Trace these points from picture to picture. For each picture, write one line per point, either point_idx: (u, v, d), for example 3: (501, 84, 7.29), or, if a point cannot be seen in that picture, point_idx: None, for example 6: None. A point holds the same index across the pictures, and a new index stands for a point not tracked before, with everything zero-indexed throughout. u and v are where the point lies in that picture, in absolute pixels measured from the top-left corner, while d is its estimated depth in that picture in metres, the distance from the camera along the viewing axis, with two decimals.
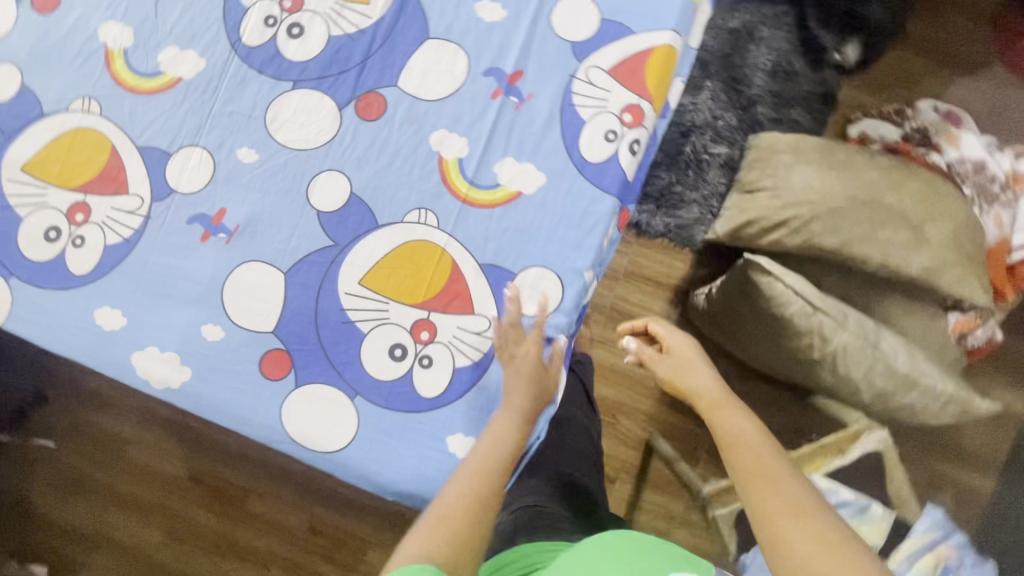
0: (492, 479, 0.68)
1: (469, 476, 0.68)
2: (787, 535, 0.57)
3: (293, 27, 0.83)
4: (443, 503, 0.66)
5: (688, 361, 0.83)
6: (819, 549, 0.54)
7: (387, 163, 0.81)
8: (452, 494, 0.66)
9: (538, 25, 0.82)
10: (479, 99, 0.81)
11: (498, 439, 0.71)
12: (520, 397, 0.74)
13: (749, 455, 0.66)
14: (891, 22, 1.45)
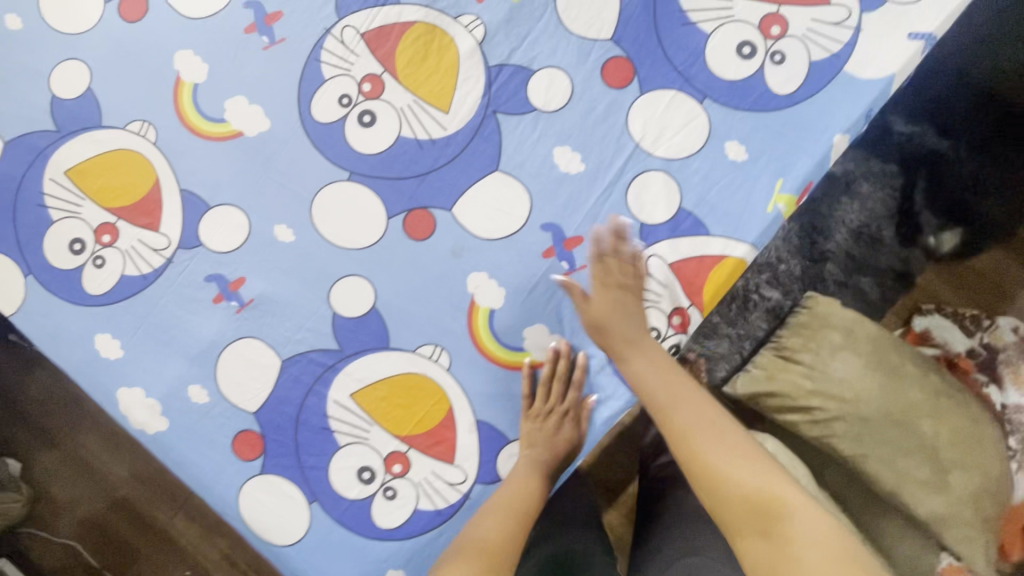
0: (521, 522, 0.66)
1: (500, 515, 0.67)
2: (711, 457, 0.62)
3: (365, 115, 0.79)
4: (474, 539, 0.64)
5: (632, 332, 0.70)
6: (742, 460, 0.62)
7: (415, 286, 0.78)
8: (485, 529, 0.65)
9: (612, 194, 0.77)
10: (529, 252, 0.77)
11: (526, 475, 0.72)
12: (545, 450, 0.74)
13: (659, 381, 0.68)
14: (1000, 224, 1.32)
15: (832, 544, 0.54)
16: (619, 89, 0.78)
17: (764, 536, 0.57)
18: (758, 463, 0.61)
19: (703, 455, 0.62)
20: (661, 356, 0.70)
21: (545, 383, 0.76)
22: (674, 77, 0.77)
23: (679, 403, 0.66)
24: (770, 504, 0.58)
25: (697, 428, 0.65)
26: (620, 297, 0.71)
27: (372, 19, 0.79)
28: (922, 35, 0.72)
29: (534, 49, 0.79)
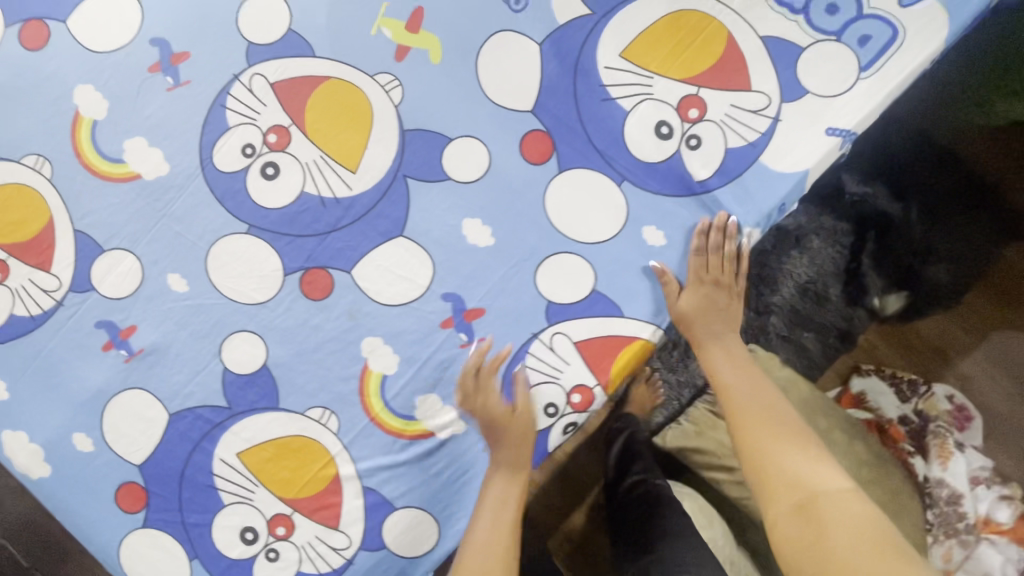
0: (500, 542, 0.68)
1: (485, 517, 0.69)
2: (759, 441, 0.66)
3: (268, 167, 0.76)
4: (471, 542, 0.68)
5: (717, 328, 0.73)
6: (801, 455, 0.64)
7: (309, 348, 0.76)
8: (477, 531, 0.69)
9: (517, 268, 0.75)
10: (428, 322, 0.75)
11: (495, 507, 0.70)
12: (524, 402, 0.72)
13: (712, 352, 0.73)
14: (947, 290, 1.31)
15: (865, 534, 0.56)
16: (538, 165, 0.75)
17: (799, 516, 0.59)
18: (814, 458, 0.64)
19: (751, 440, 0.67)
20: (749, 368, 0.73)
21: (474, 386, 0.73)
22: (590, 153, 0.74)
23: (743, 388, 0.71)
24: (808, 493, 0.61)
25: (757, 415, 0.69)
26: (713, 293, 0.72)
27: (281, 67, 0.76)
28: (839, 131, 0.70)
29: (449, 112, 0.75)
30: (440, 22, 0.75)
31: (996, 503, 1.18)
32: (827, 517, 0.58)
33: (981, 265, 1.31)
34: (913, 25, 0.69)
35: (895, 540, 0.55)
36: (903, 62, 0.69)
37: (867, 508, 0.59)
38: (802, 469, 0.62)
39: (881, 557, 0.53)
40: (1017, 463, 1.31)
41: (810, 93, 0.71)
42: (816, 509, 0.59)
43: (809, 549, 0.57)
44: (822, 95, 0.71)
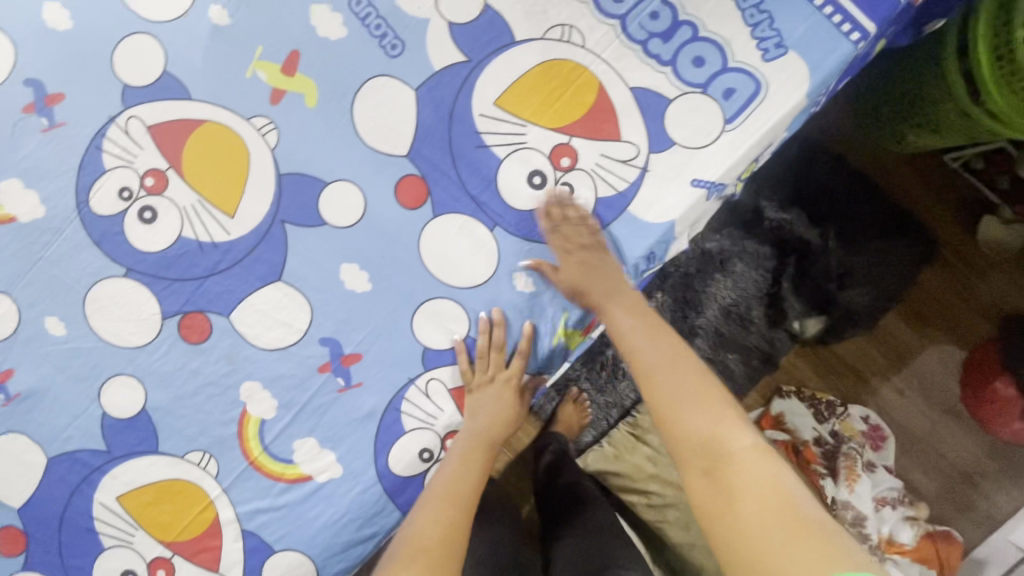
0: (456, 502, 0.64)
1: (432, 504, 0.64)
2: (661, 393, 0.61)
3: (145, 211, 0.76)
4: (413, 538, 0.60)
5: (608, 285, 0.69)
6: (700, 403, 0.59)
7: (188, 392, 0.76)
8: (419, 522, 0.62)
9: (395, 313, 0.76)
10: (307, 366, 0.76)
11: (460, 461, 0.70)
12: (484, 417, 0.73)
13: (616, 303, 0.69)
14: (864, 314, 1.35)
15: (770, 498, 0.51)
16: (412, 209, 0.76)
17: (713, 480, 0.55)
18: (721, 415, 0.58)
19: (659, 400, 0.61)
20: (652, 320, 0.67)
21: (489, 342, 0.75)
22: (466, 201, 0.75)
23: (647, 343, 0.65)
24: (717, 456, 0.56)
25: (662, 370, 0.62)
26: (587, 257, 0.71)
27: (158, 110, 0.75)
28: (703, 182, 0.72)
29: (328, 157, 0.76)
30: (317, 66, 0.75)
31: (900, 523, 1.25)
32: (737, 483, 0.53)
33: (897, 289, 1.35)
34: (774, 79, 0.71)
35: (802, 497, 0.51)
36: (765, 115, 0.71)
37: (776, 466, 0.54)
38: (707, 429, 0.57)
39: (784, 525, 0.49)
40: (930, 480, 1.35)
41: (678, 143, 0.72)
42: (728, 472, 0.54)
43: (721, 519, 0.53)
44: (689, 145, 0.72)
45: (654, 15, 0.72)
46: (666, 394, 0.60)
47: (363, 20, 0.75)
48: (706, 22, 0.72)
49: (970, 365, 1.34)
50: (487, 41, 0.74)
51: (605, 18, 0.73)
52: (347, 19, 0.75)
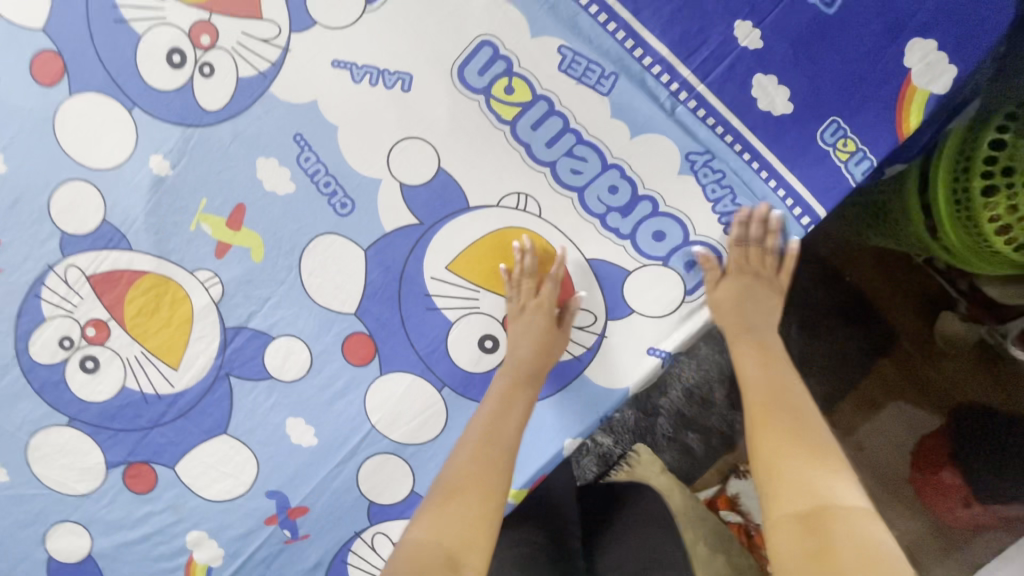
0: (497, 446, 0.64)
1: (467, 450, 0.64)
2: (769, 428, 0.58)
3: (87, 361, 0.75)
4: (450, 479, 0.61)
5: (759, 312, 0.70)
6: (802, 445, 0.56)
7: (134, 539, 0.77)
8: (459, 462, 0.62)
9: (343, 467, 0.76)
10: (253, 518, 0.77)
11: (501, 405, 0.68)
12: (523, 354, 0.70)
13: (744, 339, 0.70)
14: (818, 399, 1.39)
15: (867, 553, 0.45)
16: (360, 365, 0.75)
17: (804, 524, 0.49)
18: (827, 466, 0.54)
19: (761, 435, 0.58)
20: (778, 369, 0.66)
21: (518, 283, 0.73)
22: (415, 360, 0.75)
23: (759, 378, 0.64)
24: (812, 502, 0.50)
25: (772, 413, 0.60)
26: (751, 282, 0.71)
27: (99, 261, 0.74)
28: (660, 351, 0.73)
29: (275, 313, 0.75)
30: (263, 221, 0.73)
31: None
32: (835, 529, 0.47)
33: (853, 376, 1.38)
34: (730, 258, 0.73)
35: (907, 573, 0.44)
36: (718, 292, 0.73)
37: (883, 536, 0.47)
38: (808, 470, 0.53)
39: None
40: None
41: (635, 311, 0.73)
42: (824, 520, 0.48)
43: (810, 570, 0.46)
44: (649, 313, 0.73)
45: (613, 189, 0.73)
46: (775, 429, 0.58)
47: (311, 175, 0.73)
48: (667, 199, 0.73)
49: (920, 450, 1.35)
50: (440, 205, 0.73)
51: (563, 189, 0.73)
52: (296, 175, 0.73)
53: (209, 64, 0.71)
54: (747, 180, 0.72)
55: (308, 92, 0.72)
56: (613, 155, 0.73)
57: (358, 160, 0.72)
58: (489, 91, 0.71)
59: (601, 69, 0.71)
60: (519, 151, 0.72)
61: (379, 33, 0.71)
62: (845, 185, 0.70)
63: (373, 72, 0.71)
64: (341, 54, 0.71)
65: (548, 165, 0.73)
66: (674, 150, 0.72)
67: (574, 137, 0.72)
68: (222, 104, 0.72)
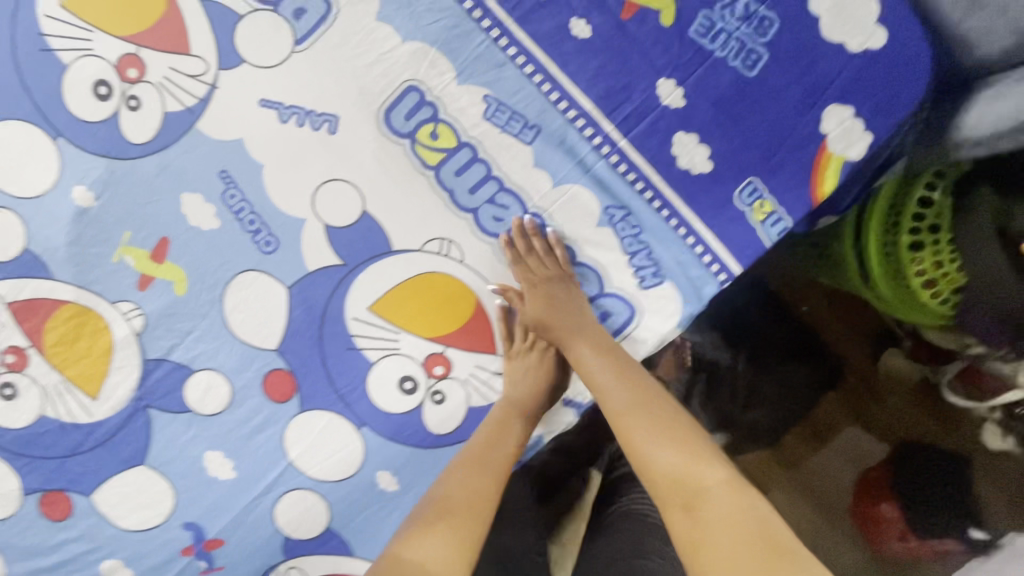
0: (486, 471, 0.67)
1: (462, 472, 0.67)
2: (634, 429, 0.64)
3: (5, 388, 0.75)
4: (440, 502, 0.63)
5: (572, 316, 0.72)
6: (670, 437, 0.62)
7: (49, 565, 0.77)
8: (451, 486, 0.65)
9: (261, 500, 0.77)
10: (169, 548, 0.77)
11: (493, 430, 0.72)
12: (520, 389, 0.74)
13: (581, 338, 0.71)
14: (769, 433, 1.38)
15: (738, 530, 0.53)
16: (279, 402, 0.76)
17: (689, 514, 0.56)
18: (695, 455, 0.61)
19: (631, 437, 0.63)
20: (633, 376, 0.68)
21: (516, 319, 0.75)
22: (333, 398, 0.76)
23: (618, 389, 0.67)
24: (692, 492, 0.58)
25: (633, 411, 0.65)
26: (550, 292, 0.72)
27: (19, 288, 0.73)
28: (573, 402, 0.79)
29: (196, 347, 0.75)
30: (186, 256, 0.73)
31: None
32: (714, 513, 0.55)
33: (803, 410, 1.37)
34: (649, 309, 0.75)
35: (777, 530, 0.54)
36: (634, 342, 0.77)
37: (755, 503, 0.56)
38: (679, 463, 0.60)
39: (745, 550, 0.52)
40: None
41: None
42: (705, 505, 0.56)
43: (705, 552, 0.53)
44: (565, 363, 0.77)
45: (533, 237, 0.74)
46: (641, 429, 0.63)
47: (236, 213, 0.73)
48: (584, 248, 0.76)
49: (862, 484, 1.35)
50: (363, 248, 0.74)
51: (485, 236, 0.74)
52: (220, 211, 0.73)
53: (136, 97, 0.71)
54: (664, 235, 0.74)
55: (235, 130, 0.72)
56: (534, 205, 0.74)
57: (282, 199, 0.73)
58: (413, 136, 0.72)
59: (525, 119, 0.72)
60: (441, 197, 0.73)
61: (307, 74, 0.71)
62: (760, 245, 0.72)
63: (300, 113, 0.72)
64: (268, 94, 0.71)
65: (470, 212, 0.74)
66: (595, 202, 0.74)
67: (497, 185, 0.74)
68: (148, 138, 0.72)
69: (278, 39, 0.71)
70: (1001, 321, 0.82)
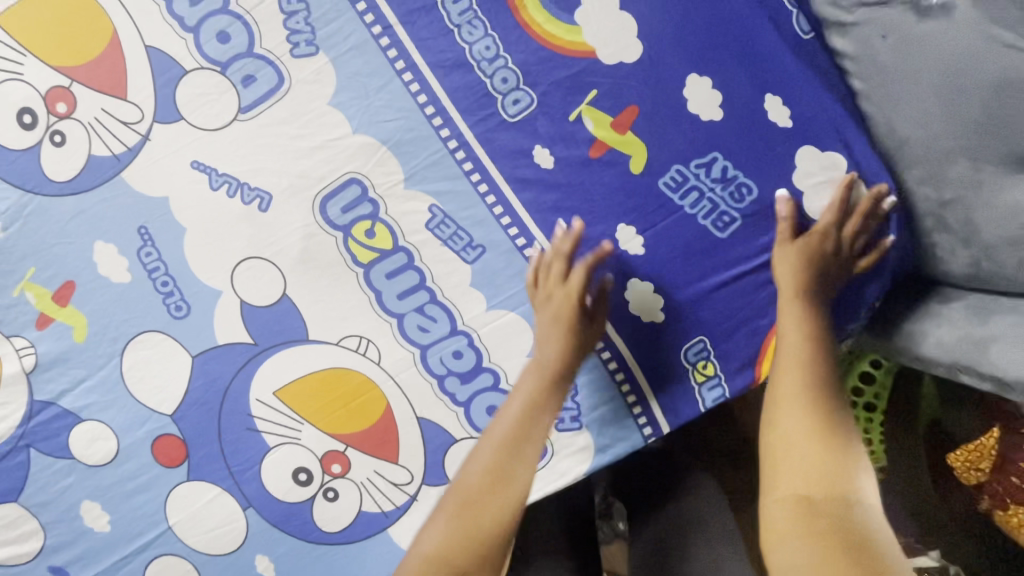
0: (520, 456, 0.57)
1: (488, 452, 0.58)
2: (784, 421, 0.52)
3: None
4: (459, 485, 0.56)
5: (813, 291, 0.61)
6: (813, 437, 0.50)
7: None
8: (470, 467, 0.58)
9: (131, 560, 0.74)
10: None
11: (527, 405, 0.61)
12: (552, 348, 0.64)
13: (794, 317, 0.59)
14: None
15: (820, 535, 0.43)
16: (167, 467, 0.72)
17: (797, 503, 0.46)
18: (842, 466, 0.48)
19: (779, 425, 0.53)
20: (823, 371, 0.55)
21: (546, 266, 0.67)
22: (223, 474, 0.72)
23: (796, 358, 0.56)
24: (818, 490, 0.46)
25: (802, 400, 0.53)
26: (828, 260, 0.62)
27: None
28: None
29: (87, 396, 0.72)
30: (91, 304, 0.71)
31: None
32: (828, 523, 0.43)
33: None
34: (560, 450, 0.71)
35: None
36: (548, 476, 0.71)
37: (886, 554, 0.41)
38: (823, 466, 0.48)
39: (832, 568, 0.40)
40: None
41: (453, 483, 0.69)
42: (821, 514, 0.44)
43: (789, 547, 0.44)
44: None
45: (457, 354, 0.69)
46: (807, 425, 0.51)
47: (150, 272, 0.70)
48: (510, 376, 0.69)
49: None
50: (277, 331, 0.70)
51: (408, 343, 0.70)
52: (133, 266, 0.70)
53: (61, 133, 0.67)
54: (600, 382, 0.70)
55: (161, 186, 0.68)
56: (464, 322, 0.69)
57: (200, 267, 0.70)
58: (349, 230, 0.69)
59: (469, 238, 0.69)
60: (368, 296, 0.70)
61: (247, 144, 0.67)
62: (694, 407, 0.69)
63: (232, 182, 0.68)
64: (202, 156, 0.68)
65: (396, 317, 0.70)
66: (529, 331, 0.69)
67: (427, 295, 0.69)
68: (67, 178, 0.68)
69: (222, 102, 0.67)
70: (912, 517, 0.84)
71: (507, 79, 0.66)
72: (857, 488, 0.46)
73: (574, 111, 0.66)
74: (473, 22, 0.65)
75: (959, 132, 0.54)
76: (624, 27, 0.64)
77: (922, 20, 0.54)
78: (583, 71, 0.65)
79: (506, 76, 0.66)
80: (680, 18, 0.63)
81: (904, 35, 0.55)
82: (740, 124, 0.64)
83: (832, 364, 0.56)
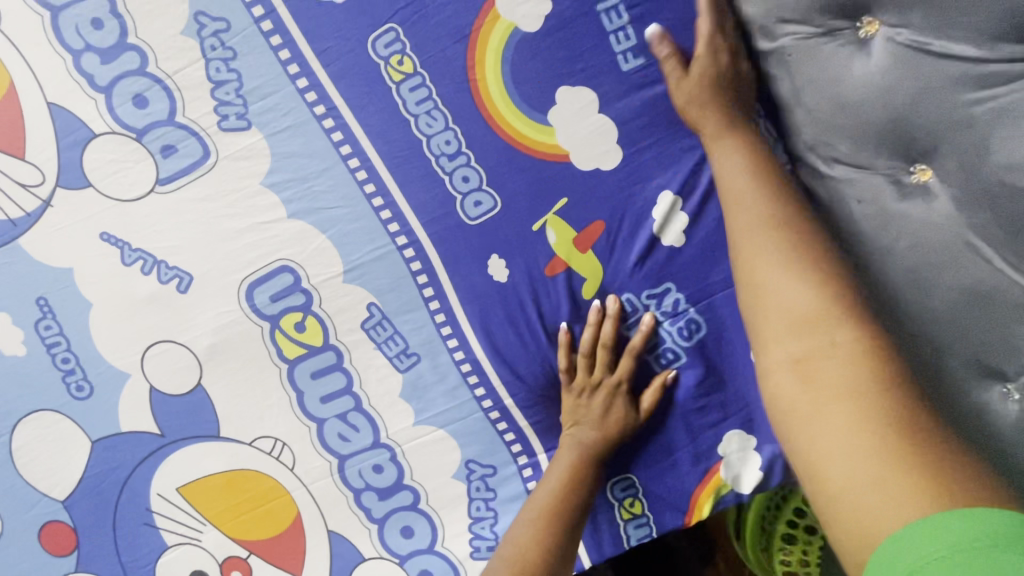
0: (565, 530, 0.57)
1: (539, 525, 0.57)
2: (758, 268, 0.47)
3: None
4: (514, 558, 0.55)
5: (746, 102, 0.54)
6: (814, 302, 0.42)
7: None
8: (521, 541, 0.57)
9: None
10: None
11: (570, 478, 0.60)
12: (593, 428, 0.60)
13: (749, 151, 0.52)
14: None
15: (856, 403, 0.35)
16: (53, 555, 0.67)
17: (794, 365, 0.40)
18: (846, 320, 0.40)
19: (756, 280, 0.47)
20: (779, 207, 0.49)
21: (589, 348, 0.60)
22: (116, 568, 0.67)
23: (746, 192, 0.51)
24: (822, 355, 0.39)
25: (765, 247, 0.47)
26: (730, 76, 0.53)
27: None
28: None
29: None
30: None
31: None
32: (852, 391, 0.36)
33: None
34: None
35: (937, 428, 0.34)
36: None
37: (914, 393, 0.36)
38: (817, 331, 0.40)
39: (876, 442, 0.33)
40: None
41: None
42: (838, 382, 0.37)
43: (822, 423, 0.36)
44: None
45: (378, 468, 0.65)
46: (777, 276, 0.45)
47: (48, 346, 0.63)
48: (430, 495, 0.65)
49: None
50: (186, 423, 0.65)
51: (326, 452, 0.65)
52: (29, 339, 0.63)
53: None
54: None
55: (64, 256, 0.62)
56: (387, 435, 0.65)
57: (105, 347, 0.63)
58: (276, 321, 0.63)
59: (405, 344, 0.63)
60: (289, 396, 0.64)
61: (164, 220, 0.61)
62: (619, 545, 0.65)
63: (148, 259, 0.62)
64: (113, 228, 0.61)
65: (317, 422, 0.64)
66: (457, 452, 0.65)
67: (353, 402, 0.64)
68: None
69: (137, 171, 0.60)
70: None
71: (468, 177, 0.59)
72: (858, 322, 0.40)
73: (539, 220, 0.60)
74: (432, 113, 0.58)
75: (927, 325, 0.49)
76: (603, 132, 0.58)
77: (901, 198, 0.49)
78: (551, 176, 0.59)
79: (468, 175, 0.59)
80: (666, 137, 0.57)
81: (880, 209, 0.50)
82: (707, 256, 0.59)
83: (796, 216, 0.48)
